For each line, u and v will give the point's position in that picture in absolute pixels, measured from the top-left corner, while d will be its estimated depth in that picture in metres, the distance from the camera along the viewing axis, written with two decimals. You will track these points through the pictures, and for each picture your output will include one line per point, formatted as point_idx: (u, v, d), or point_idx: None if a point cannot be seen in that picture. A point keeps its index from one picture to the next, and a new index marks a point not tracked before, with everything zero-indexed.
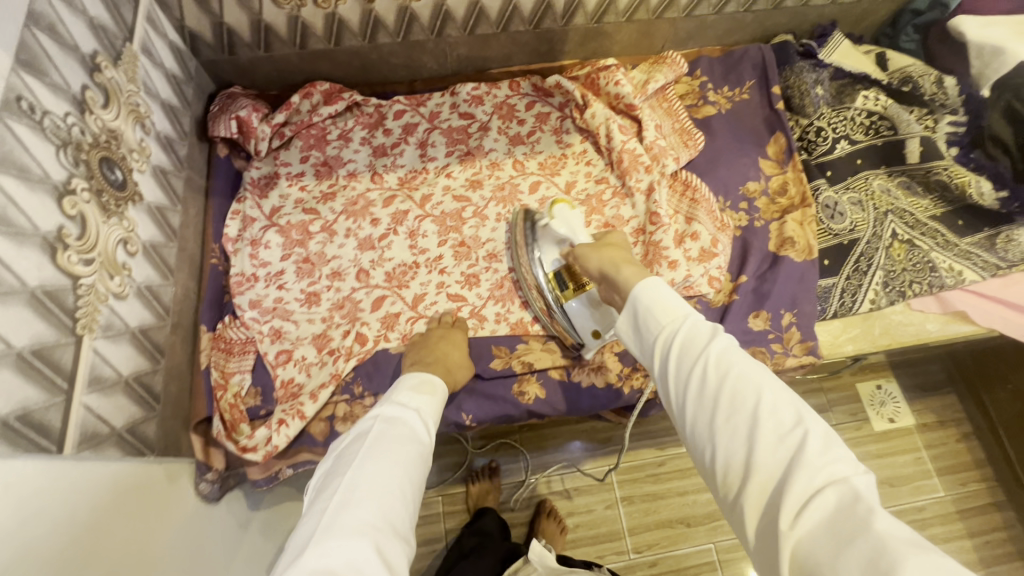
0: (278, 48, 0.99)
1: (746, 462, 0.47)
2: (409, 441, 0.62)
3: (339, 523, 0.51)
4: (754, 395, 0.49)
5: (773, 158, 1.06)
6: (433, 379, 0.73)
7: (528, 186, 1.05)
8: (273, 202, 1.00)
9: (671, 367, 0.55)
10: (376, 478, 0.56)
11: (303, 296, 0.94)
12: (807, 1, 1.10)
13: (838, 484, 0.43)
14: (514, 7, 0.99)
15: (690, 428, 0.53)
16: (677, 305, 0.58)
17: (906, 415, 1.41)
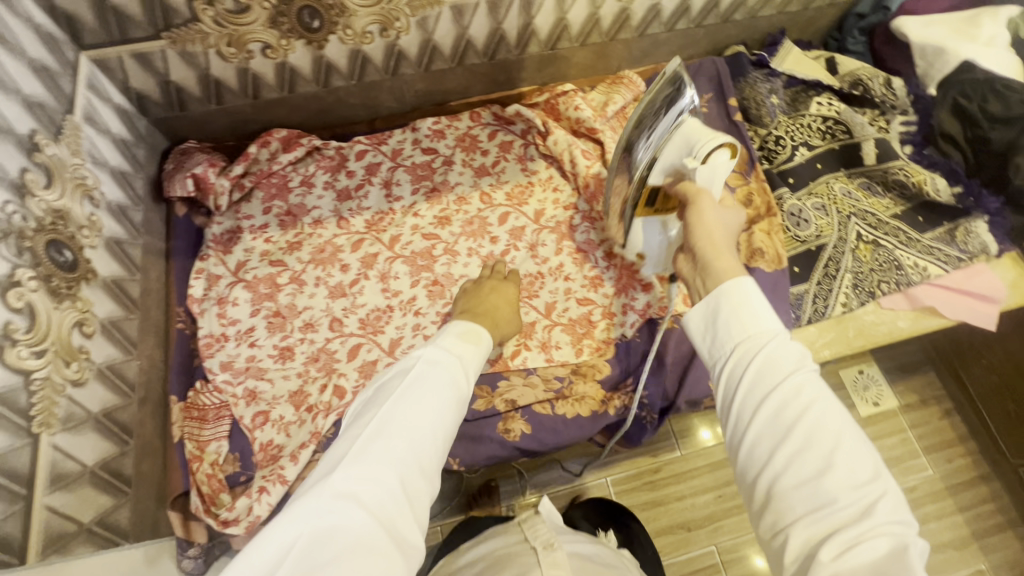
0: (231, 100, 0.97)
1: (812, 500, 0.45)
2: (449, 383, 0.58)
3: (368, 455, 0.49)
4: (832, 440, 0.47)
5: (737, 169, 1.06)
6: (479, 331, 0.67)
7: (497, 217, 1.04)
8: (238, 257, 0.98)
9: (745, 380, 0.52)
10: (409, 411, 0.54)
11: (276, 351, 0.92)
12: (755, 13, 1.12)
13: (897, 543, 0.42)
14: (467, 42, 0.98)
15: (747, 447, 0.50)
16: (766, 318, 0.54)
17: (890, 397, 1.41)
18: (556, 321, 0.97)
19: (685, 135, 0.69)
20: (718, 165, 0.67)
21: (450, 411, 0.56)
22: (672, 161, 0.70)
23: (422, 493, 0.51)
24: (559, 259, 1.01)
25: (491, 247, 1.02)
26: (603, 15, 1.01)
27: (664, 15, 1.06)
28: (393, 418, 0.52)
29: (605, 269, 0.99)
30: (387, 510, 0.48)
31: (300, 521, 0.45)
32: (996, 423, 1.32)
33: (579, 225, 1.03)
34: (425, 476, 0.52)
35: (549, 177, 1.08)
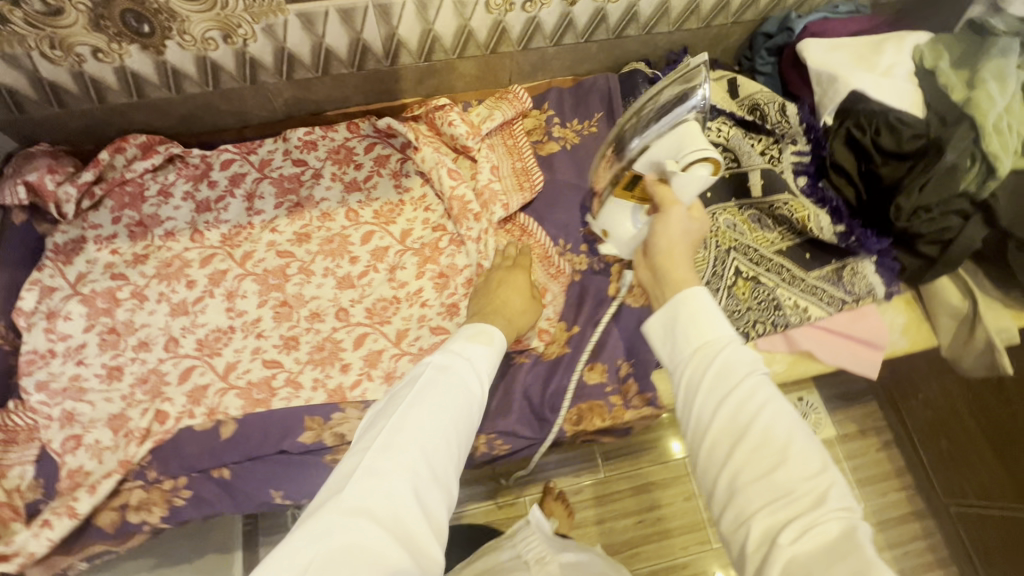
0: (74, 104, 0.92)
1: (768, 494, 0.48)
2: (458, 389, 0.62)
3: (385, 462, 0.53)
4: (783, 437, 0.50)
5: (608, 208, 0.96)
6: (489, 331, 0.71)
7: (360, 236, 1.00)
8: (78, 269, 0.93)
9: (704, 387, 0.54)
10: (417, 422, 0.57)
11: (103, 371, 0.88)
12: (648, 29, 1.05)
13: (847, 525, 0.45)
14: (327, 51, 0.93)
15: (708, 447, 0.52)
16: (718, 325, 0.56)
17: (827, 426, 1.41)
18: (406, 350, 0.92)
19: (680, 136, 0.72)
20: (696, 177, 0.70)
21: (457, 417, 0.60)
22: (658, 158, 0.74)
23: (437, 496, 0.55)
24: (418, 283, 0.96)
25: (349, 267, 0.97)
26: (476, 27, 0.95)
27: (546, 29, 1.00)
28: (408, 424, 0.57)
29: (463, 298, 0.94)
30: (403, 520, 0.51)
31: (321, 534, 0.48)
32: (928, 458, 1.32)
33: (445, 247, 0.98)
34: (439, 484, 0.55)
35: (422, 196, 1.03)
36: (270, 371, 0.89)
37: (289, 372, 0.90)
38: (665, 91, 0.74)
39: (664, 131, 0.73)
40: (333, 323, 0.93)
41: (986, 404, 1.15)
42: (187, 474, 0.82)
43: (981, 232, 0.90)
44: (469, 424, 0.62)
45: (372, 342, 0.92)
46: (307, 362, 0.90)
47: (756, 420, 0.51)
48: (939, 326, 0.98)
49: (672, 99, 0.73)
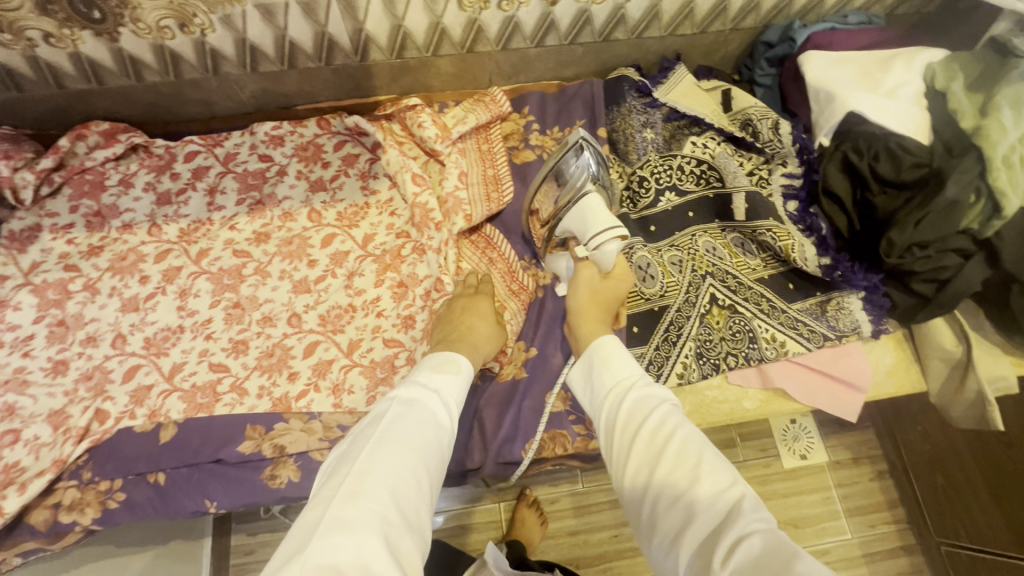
0: (33, 89, 0.90)
1: (686, 512, 0.46)
2: (427, 425, 0.59)
3: (350, 516, 0.49)
4: (696, 452, 0.49)
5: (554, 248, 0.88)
6: (458, 358, 0.68)
7: (321, 239, 0.96)
8: (32, 257, 0.92)
9: (619, 420, 0.55)
10: (384, 465, 0.54)
11: (49, 364, 0.86)
12: (638, 33, 0.99)
13: (765, 535, 0.42)
14: (291, 44, 0.89)
15: (630, 479, 0.52)
16: (627, 365, 0.60)
17: (819, 452, 1.35)
18: (356, 361, 0.88)
19: (587, 209, 0.73)
20: (607, 254, 0.72)
21: (428, 456, 0.57)
22: (571, 228, 0.76)
23: (410, 542, 0.51)
24: (376, 292, 0.92)
25: (307, 271, 0.94)
26: (449, 24, 0.90)
27: (526, 29, 0.94)
28: (375, 469, 0.53)
29: (420, 310, 0.90)
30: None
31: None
32: (922, 494, 1.26)
33: (407, 255, 0.94)
34: (410, 530, 0.52)
35: (389, 199, 0.99)
36: (215, 375, 0.87)
37: (235, 377, 0.87)
38: (561, 165, 0.76)
39: (572, 205, 0.74)
40: (284, 329, 0.90)
41: (988, 447, 1.08)
42: (122, 477, 0.80)
43: (982, 274, 0.82)
44: (439, 462, 0.59)
45: (322, 350, 0.89)
46: (254, 367, 0.88)
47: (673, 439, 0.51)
48: (929, 369, 0.91)
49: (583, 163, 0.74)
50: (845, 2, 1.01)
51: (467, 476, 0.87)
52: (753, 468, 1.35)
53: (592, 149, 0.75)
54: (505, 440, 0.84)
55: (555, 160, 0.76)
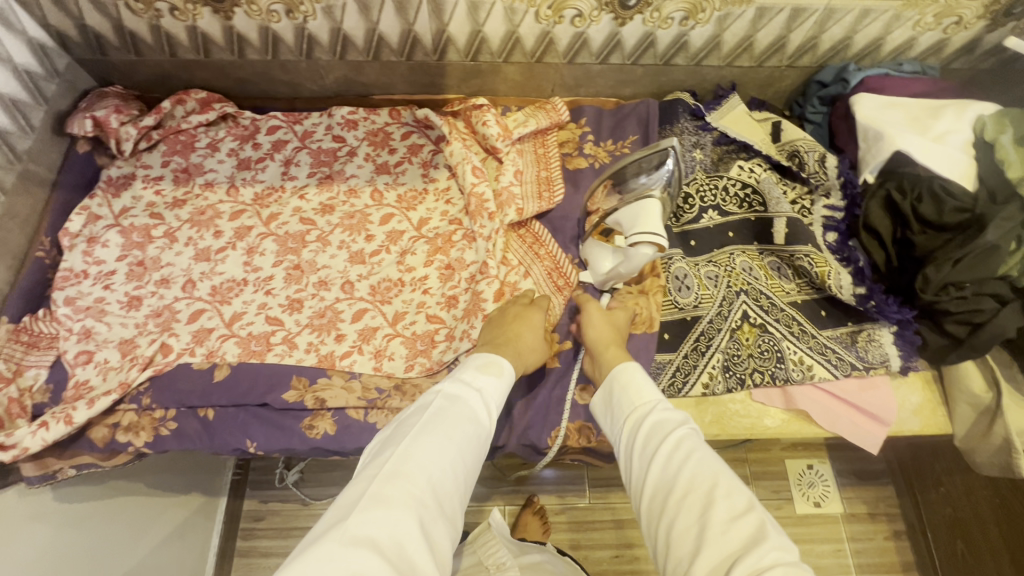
0: (148, 54, 1.01)
1: (699, 535, 0.56)
2: (466, 421, 0.64)
3: (388, 497, 0.55)
4: (710, 480, 0.59)
5: (595, 237, 0.92)
6: (501, 362, 0.72)
7: (380, 217, 1.03)
8: (123, 203, 1.02)
9: (640, 441, 0.67)
10: (426, 453, 0.59)
11: (125, 298, 0.95)
12: (698, 60, 1.05)
13: (784, 564, 0.51)
14: (379, 38, 0.98)
15: (649, 499, 0.63)
16: (648, 390, 0.72)
17: (834, 501, 1.33)
18: (399, 331, 0.94)
19: (643, 209, 0.82)
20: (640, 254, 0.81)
21: (465, 450, 0.62)
22: (620, 221, 0.84)
23: (440, 528, 0.57)
24: (425, 271, 0.99)
25: (364, 244, 1.01)
26: (523, 34, 0.98)
27: (593, 46, 1.01)
28: (415, 457, 0.58)
29: (463, 292, 0.96)
30: (408, 555, 0.52)
31: (325, 560, 0.49)
32: (940, 555, 1.24)
33: (457, 241, 1.01)
34: (443, 515, 0.57)
35: (446, 188, 1.06)
36: (270, 328, 0.94)
37: (288, 331, 0.93)
38: (633, 175, 0.85)
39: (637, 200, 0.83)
40: (337, 294, 0.97)
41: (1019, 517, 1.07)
42: (176, 407, 0.87)
43: (1018, 322, 0.82)
44: (475, 456, 0.64)
45: (369, 318, 0.95)
46: (306, 325, 0.94)
47: (688, 464, 0.61)
48: (956, 413, 0.91)
49: (658, 167, 0.84)
50: (902, 51, 1.05)
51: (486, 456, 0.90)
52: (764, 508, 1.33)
53: (676, 160, 0.83)
54: (529, 425, 0.87)
55: (641, 157, 0.84)
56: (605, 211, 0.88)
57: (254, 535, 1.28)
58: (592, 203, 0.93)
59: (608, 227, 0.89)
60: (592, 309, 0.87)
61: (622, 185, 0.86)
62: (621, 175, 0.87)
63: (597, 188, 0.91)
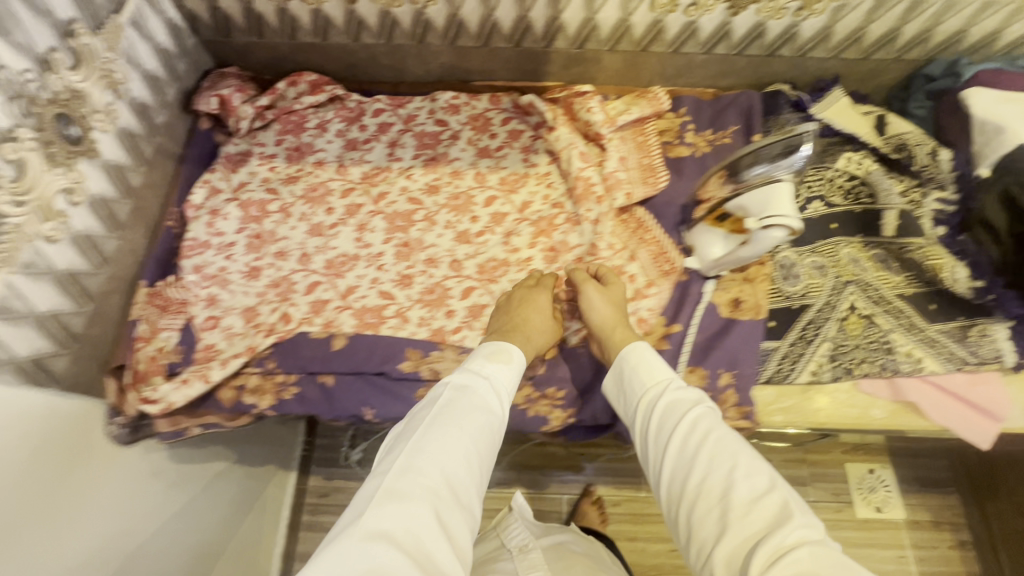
0: (270, 37, 1.05)
1: (721, 513, 0.57)
2: (477, 410, 0.66)
3: (400, 490, 0.56)
4: (730, 458, 0.60)
5: (710, 223, 0.92)
6: (511, 350, 0.75)
7: (484, 199, 1.06)
8: (241, 178, 1.06)
9: (657, 419, 0.69)
10: (438, 444, 0.61)
11: (245, 269, 0.99)
12: (803, 52, 1.05)
13: (811, 543, 0.52)
14: (493, 24, 1.01)
15: (668, 479, 0.64)
16: (660, 370, 0.73)
17: (895, 507, 1.31)
18: None
19: (773, 193, 0.81)
20: (770, 237, 0.80)
21: (477, 439, 0.63)
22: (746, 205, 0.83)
23: (459, 516, 0.58)
24: (529, 252, 1.01)
25: (469, 225, 1.04)
26: (635, 22, 1.00)
27: (702, 35, 1.02)
28: (427, 448, 0.60)
29: (571, 274, 0.97)
30: (426, 544, 0.54)
31: (346, 554, 0.51)
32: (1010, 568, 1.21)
33: (560, 224, 1.02)
34: (458, 503, 0.58)
35: (547, 173, 1.08)
36: (383, 301, 0.97)
37: (400, 305, 0.96)
38: (757, 162, 0.86)
39: (762, 183, 0.84)
40: (445, 271, 0.99)
41: None
42: (298, 373, 0.91)
43: None
44: (490, 445, 0.65)
45: (477, 296, 0.97)
46: (417, 300, 0.97)
47: (707, 442, 0.63)
48: None
49: (788, 152, 0.84)
50: (1016, 47, 1.04)
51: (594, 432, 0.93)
52: (822, 510, 1.31)
53: (808, 146, 0.83)
54: None
55: (770, 143, 0.85)
56: (723, 197, 0.89)
57: (320, 510, 1.32)
58: (703, 192, 0.95)
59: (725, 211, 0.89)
60: (592, 290, 0.88)
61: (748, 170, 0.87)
62: (745, 161, 0.87)
63: (714, 174, 0.93)
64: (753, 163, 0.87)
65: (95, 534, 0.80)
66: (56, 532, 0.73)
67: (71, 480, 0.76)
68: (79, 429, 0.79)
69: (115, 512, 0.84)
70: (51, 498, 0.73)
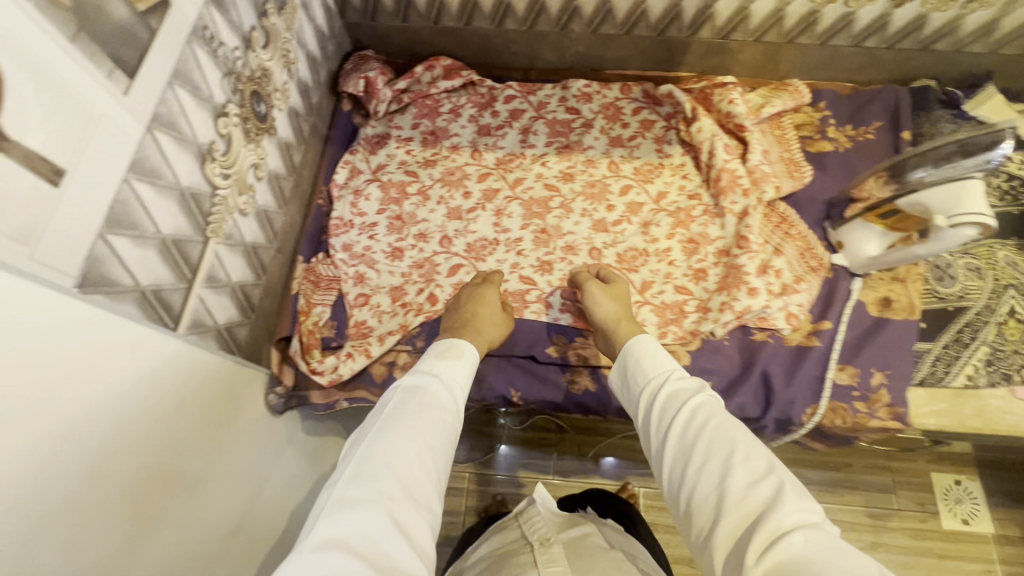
0: (414, 20, 1.08)
1: (718, 503, 0.50)
2: (433, 408, 0.58)
3: (352, 498, 0.47)
4: (727, 443, 0.53)
5: (873, 220, 0.89)
6: (462, 345, 0.67)
7: (619, 188, 1.06)
8: (380, 159, 1.08)
9: (657, 410, 0.62)
10: (391, 445, 0.52)
11: (388, 249, 1.01)
12: (960, 46, 1.02)
13: (808, 529, 0.45)
14: (642, 12, 1.01)
15: (666, 473, 0.57)
16: (665, 362, 0.67)
17: (985, 520, 1.24)
18: (647, 300, 0.97)
19: (962, 192, 0.78)
20: (960, 236, 0.78)
21: (432, 440, 0.55)
22: (930, 203, 0.80)
23: (420, 520, 0.49)
24: (668, 243, 1.00)
25: (605, 213, 1.04)
26: (790, 12, 0.98)
27: (856, 27, 1.00)
28: (379, 450, 0.52)
29: (714, 266, 0.97)
30: (387, 554, 0.45)
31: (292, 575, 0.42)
32: None
33: (699, 216, 1.02)
34: (416, 504, 0.50)
35: (682, 164, 1.07)
36: (525, 286, 0.98)
37: (541, 291, 0.97)
38: (930, 165, 0.81)
39: (949, 180, 0.79)
40: (585, 259, 1.00)
41: None
42: None
43: None
44: (449, 444, 0.57)
45: None
46: (558, 287, 0.98)
47: (707, 428, 0.56)
48: None
49: (973, 151, 0.77)
50: None
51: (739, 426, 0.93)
52: (906, 519, 1.25)
53: (1003, 146, 0.76)
54: (791, 399, 0.88)
55: (945, 144, 0.80)
56: (885, 198, 0.86)
57: None
58: (859, 189, 0.93)
59: (893, 209, 0.86)
60: (593, 291, 0.86)
61: (923, 172, 0.82)
62: (919, 161, 0.82)
63: (876, 171, 0.90)
64: (925, 162, 0.82)
65: (241, 489, 0.80)
66: (207, 488, 0.71)
67: (219, 435, 0.74)
68: (246, 395, 0.83)
69: (253, 474, 0.84)
70: (205, 450, 0.71)
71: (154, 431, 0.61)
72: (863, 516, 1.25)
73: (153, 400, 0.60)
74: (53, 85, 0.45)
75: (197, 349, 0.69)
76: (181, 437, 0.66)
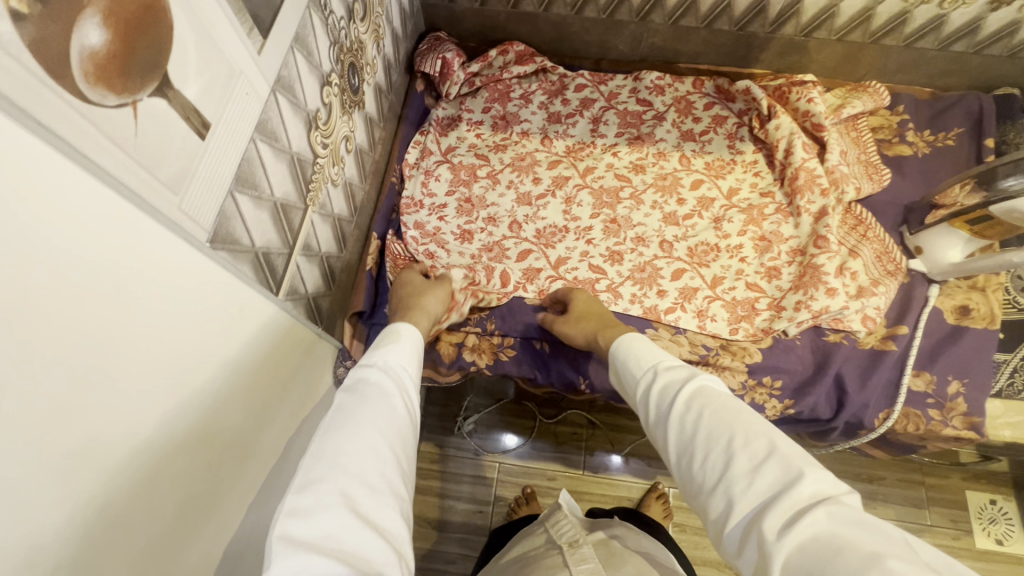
0: (493, 4, 1.08)
1: (725, 493, 0.46)
2: (381, 395, 0.52)
3: (306, 503, 0.41)
4: (726, 427, 0.49)
5: (961, 226, 0.86)
6: (400, 327, 0.62)
7: (691, 182, 1.05)
8: (450, 142, 1.08)
9: (651, 406, 0.57)
10: (344, 436, 0.46)
11: (458, 231, 1.00)
12: None
13: (826, 505, 0.41)
14: (727, 6, 1.01)
15: (674, 470, 0.52)
16: (652, 355, 0.62)
17: (1019, 541, 1.16)
18: (718, 295, 0.95)
19: None
20: None
21: (385, 430, 0.49)
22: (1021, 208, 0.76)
23: (386, 513, 0.44)
24: (740, 239, 0.99)
25: (676, 207, 1.03)
26: (880, 12, 0.97)
27: (945, 30, 0.99)
28: (332, 444, 0.45)
29: (788, 264, 0.96)
30: (358, 549, 0.40)
31: None
32: None
33: (772, 214, 1.00)
34: (380, 493, 0.44)
35: (754, 161, 1.06)
36: (594, 275, 0.97)
37: (611, 281, 0.97)
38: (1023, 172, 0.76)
39: None
40: (655, 251, 0.99)
41: None
42: (515, 337, 0.92)
43: None
44: (405, 431, 0.51)
45: (688, 278, 0.97)
46: (628, 277, 0.97)
47: (704, 415, 0.51)
48: None
49: None
50: None
51: (806, 427, 0.92)
52: (937, 536, 1.17)
53: None
54: (866, 403, 0.86)
55: None
56: (969, 207, 0.83)
57: None
58: (942, 194, 0.91)
59: (986, 214, 0.82)
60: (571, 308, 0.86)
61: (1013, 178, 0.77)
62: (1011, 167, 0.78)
63: (969, 173, 0.85)
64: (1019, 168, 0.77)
65: None
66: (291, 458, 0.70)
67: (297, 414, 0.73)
68: (320, 369, 0.83)
69: None
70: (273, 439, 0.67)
71: (243, 407, 0.59)
72: (895, 530, 1.17)
73: (250, 362, 0.59)
74: (212, 40, 0.46)
75: (292, 314, 0.69)
76: (245, 416, 0.59)
